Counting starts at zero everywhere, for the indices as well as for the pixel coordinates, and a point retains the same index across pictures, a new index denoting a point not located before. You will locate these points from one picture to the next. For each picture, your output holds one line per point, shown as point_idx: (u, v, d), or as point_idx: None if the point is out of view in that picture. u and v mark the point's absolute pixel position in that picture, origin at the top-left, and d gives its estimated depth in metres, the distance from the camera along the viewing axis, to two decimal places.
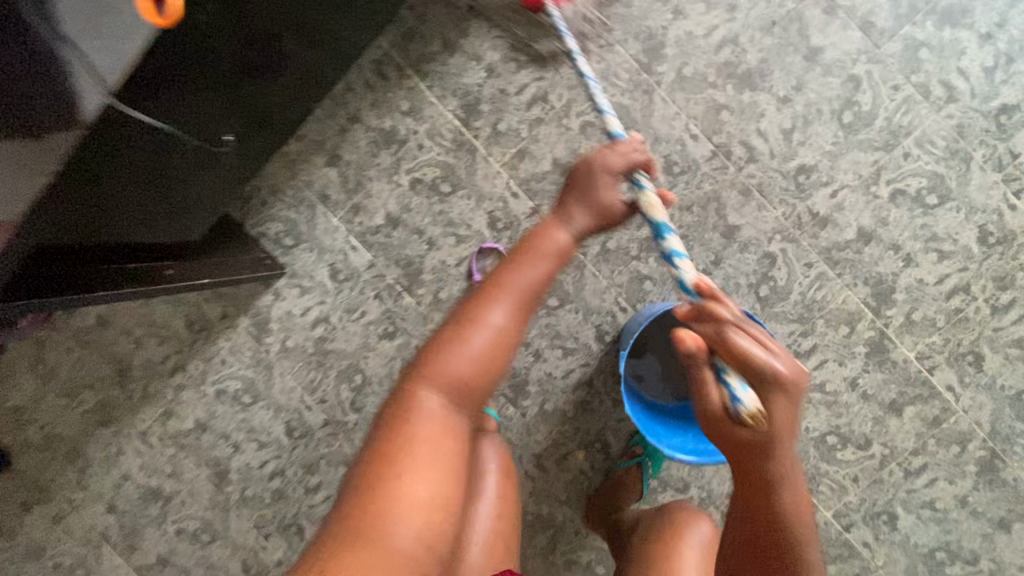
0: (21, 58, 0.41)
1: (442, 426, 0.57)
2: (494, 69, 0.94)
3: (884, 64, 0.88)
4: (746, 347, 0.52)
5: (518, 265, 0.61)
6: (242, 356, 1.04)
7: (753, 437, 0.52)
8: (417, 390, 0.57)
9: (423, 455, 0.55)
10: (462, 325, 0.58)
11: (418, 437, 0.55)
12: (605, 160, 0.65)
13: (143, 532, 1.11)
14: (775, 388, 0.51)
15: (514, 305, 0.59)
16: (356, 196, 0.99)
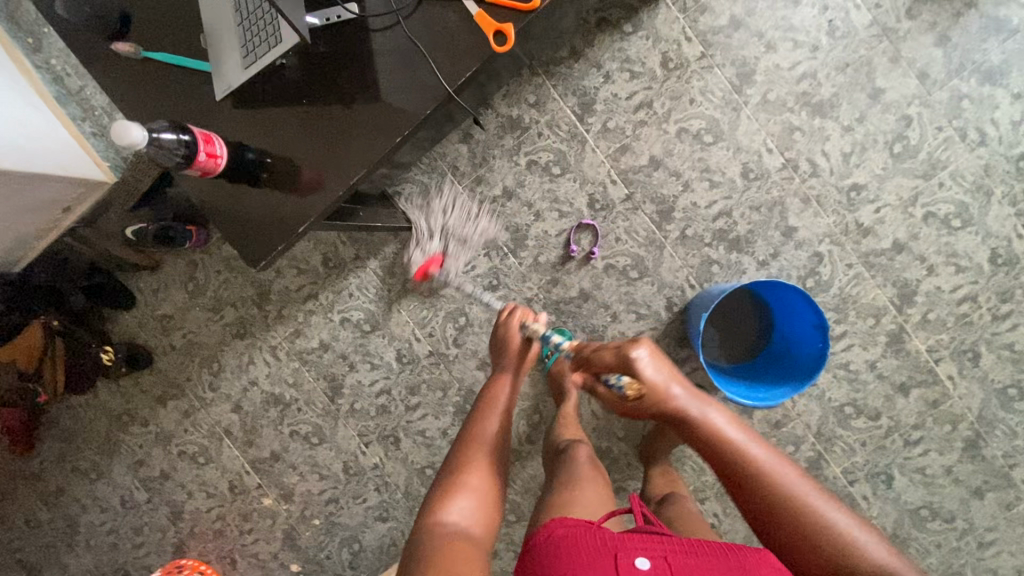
0: (401, 62, 0.69)
1: (462, 536, 0.70)
2: (610, 77, 1.13)
3: (932, 109, 1.07)
4: (612, 354, 0.84)
5: (484, 418, 0.87)
6: (367, 292, 1.25)
7: (661, 398, 0.78)
8: (435, 513, 0.73)
9: (455, 560, 0.66)
10: (460, 477, 0.78)
11: (447, 553, 0.67)
12: (512, 323, 0.99)
13: (261, 430, 1.33)
14: (640, 361, 0.80)
15: (492, 438, 0.84)
16: (480, 169, 1.19)
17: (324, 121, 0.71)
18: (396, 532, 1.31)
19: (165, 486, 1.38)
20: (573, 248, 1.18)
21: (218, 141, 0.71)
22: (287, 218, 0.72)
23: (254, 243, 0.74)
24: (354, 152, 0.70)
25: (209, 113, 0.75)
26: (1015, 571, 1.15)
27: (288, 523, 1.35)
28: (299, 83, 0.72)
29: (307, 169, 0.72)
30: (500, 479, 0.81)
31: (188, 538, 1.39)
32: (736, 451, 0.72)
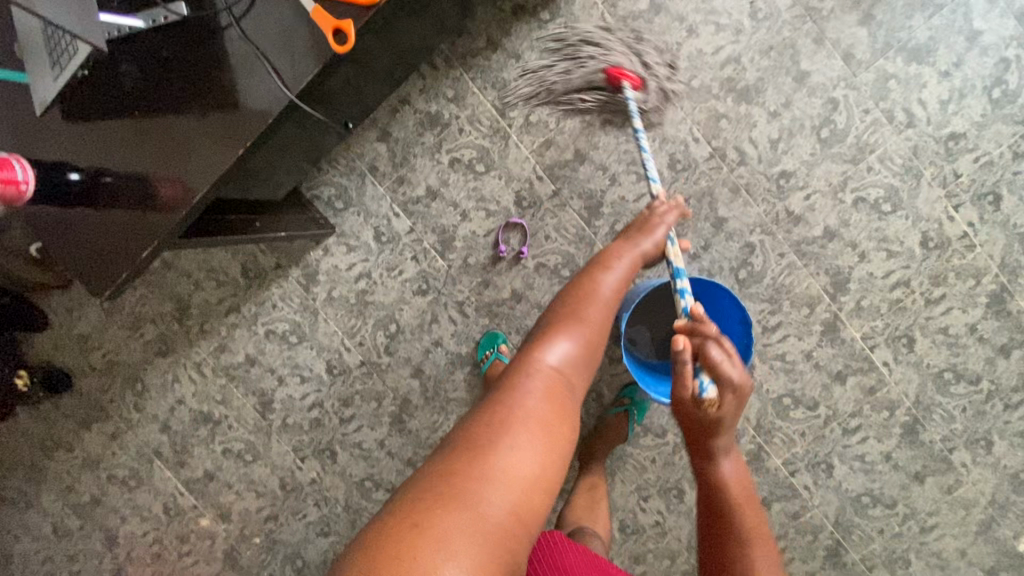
0: (234, 61, 0.64)
1: (551, 385, 0.65)
2: (530, 68, 1.08)
3: (858, 91, 1.04)
4: (726, 362, 0.69)
5: (605, 274, 0.79)
6: (292, 302, 1.19)
7: (709, 423, 0.69)
8: (536, 354, 0.67)
9: (534, 408, 0.62)
10: (567, 325, 0.71)
11: (527, 397, 0.63)
12: (658, 218, 0.87)
13: (192, 449, 1.28)
14: (732, 388, 0.69)
15: (605, 302, 0.75)
16: (402, 169, 1.14)
17: (164, 133, 0.66)
18: (338, 546, 1.27)
19: (98, 511, 1.33)
20: (501, 250, 1.14)
21: (14, 166, 0.65)
22: (132, 241, 0.67)
23: (102, 270, 0.69)
24: (197, 166, 0.65)
25: (41, 129, 0.69)
26: (956, 553, 1.16)
27: (228, 542, 1.30)
28: (133, 92, 0.67)
29: (151, 187, 0.67)
30: (602, 338, 0.73)
31: (126, 563, 1.34)
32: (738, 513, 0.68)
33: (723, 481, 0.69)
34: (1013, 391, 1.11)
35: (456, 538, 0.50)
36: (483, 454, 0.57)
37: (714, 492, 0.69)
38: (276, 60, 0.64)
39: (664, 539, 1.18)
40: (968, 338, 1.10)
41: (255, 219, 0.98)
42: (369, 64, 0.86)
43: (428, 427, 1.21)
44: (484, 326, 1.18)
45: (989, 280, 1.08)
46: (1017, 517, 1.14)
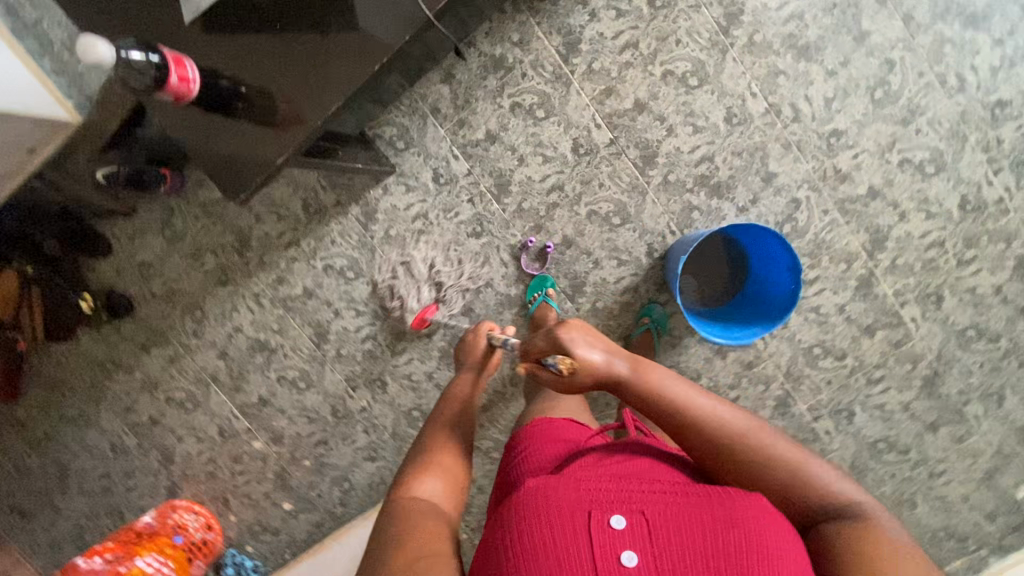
0: None
1: (426, 511, 0.65)
2: (596, 14, 1.10)
3: (915, 53, 1.07)
4: (541, 338, 0.74)
5: (451, 403, 0.83)
6: (349, 239, 1.24)
7: (600, 371, 0.71)
8: (404, 492, 0.68)
9: (421, 537, 0.59)
10: (422, 460, 0.73)
11: (410, 530, 0.60)
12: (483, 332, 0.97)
13: (248, 376, 1.35)
14: (571, 329, 0.72)
15: (461, 429, 0.79)
16: (463, 112, 1.17)
17: (298, 48, 0.71)
18: (384, 471, 1.36)
19: (155, 431, 1.41)
20: (549, 247, 1.21)
21: (189, 65, 0.69)
22: (265, 149, 0.72)
23: (235, 175, 0.74)
24: (332, 81, 0.70)
25: (175, 34, 0.72)
26: (960, 497, 1.26)
27: (279, 464, 1.39)
28: (274, 9, 0.71)
29: (282, 100, 0.72)
30: (466, 461, 0.76)
31: (181, 480, 1.43)
32: (688, 409, 0.66)
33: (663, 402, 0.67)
34: None
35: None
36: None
37: (678, 426, 0.66)
38: None
39: None
40: (992, 299, 1.16)
41: (335, 148, 1.02)
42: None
43: None
44: (534, 269, 1.23)
45: (1019, 244, 1.14)
46: (1018, 466, 1.24)
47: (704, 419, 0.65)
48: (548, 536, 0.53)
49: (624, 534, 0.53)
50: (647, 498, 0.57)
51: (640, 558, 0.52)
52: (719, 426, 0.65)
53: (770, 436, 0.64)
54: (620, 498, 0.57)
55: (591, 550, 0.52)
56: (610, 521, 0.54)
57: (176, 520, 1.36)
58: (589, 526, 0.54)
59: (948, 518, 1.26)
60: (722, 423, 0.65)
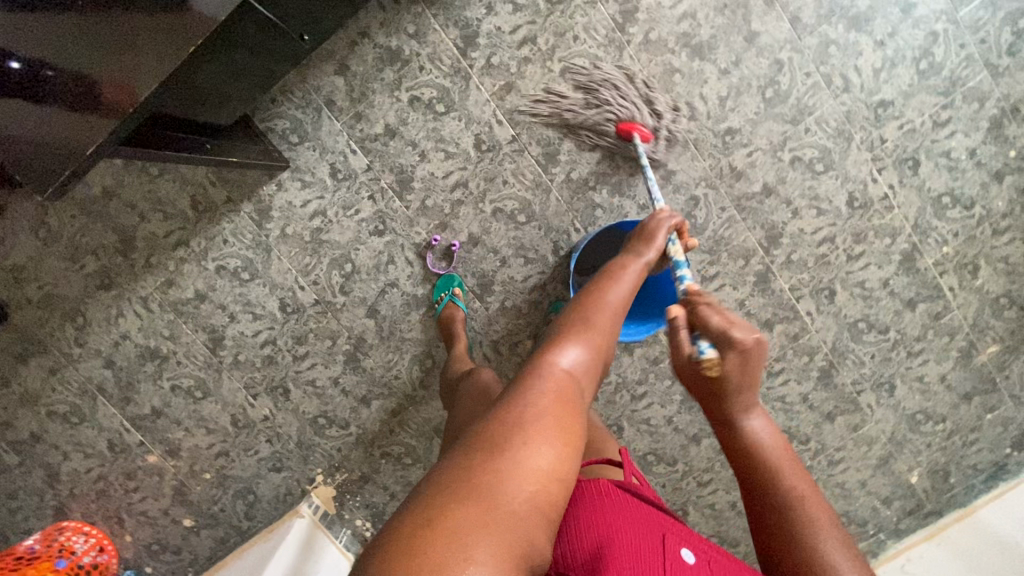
0: None
1: (568, 385, 0.57)
2: (493, 8, 1.08)
3: (802, 54, 1.10)
4: (717, 320, 0.70)
5: (613, 284, 0.74)
6: (243, 238, 1.18)
7: (718, 385, 0.67)
8: (552, 354, 0.60)
9: (549, 413, 0.53)
10: (580, 330, 0.64)
11: (542, 400, 0.54)
12: (661, 221, 0.89)
13: (139, 385, 1.26)
14: (733, 347, 0.67)
15: (611, 305, 0.70)
16: (359, 105, 1.12)
17: None
18: (291, 481, 1.30)
19: (37, 448, 1.29)
20: (454, 245, 1.18)
21: None
22: (71, 138, 0.66)
23: (39, 164, 0.67)
24: (145, 65, 0.65)
25: None
26: (857, 483, 1.30)
27: (178, 478, 1.31)
28: None
29: (105, 87, 0.65)
30: (613, 347, 0.66)
31: (69, 500, 1.32)
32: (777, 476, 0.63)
33: (752, 446, 0.66)
34: (915, 340, 1.24)
35: (469, 546, 0.40)
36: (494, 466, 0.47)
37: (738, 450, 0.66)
38: None
39: None
40: (881, 291, 1.21)
41: (205, 140, 0.96)
42: None
43: (383, 365, 1.25)
44: (440, 268, 1.20)
45: (903, 239, 1.19)
46: (910, 452, 1.30)
47: (788, 494, 0.61)
48: (631, 544, 0.56)
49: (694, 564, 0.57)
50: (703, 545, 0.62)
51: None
52: (802, 512, 0.60)
53: (835, 542, 0.58)
54: (685, 536, 0.61)
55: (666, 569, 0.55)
56: (681, 551, 0.58)
57: (63, 541, 1.24)
58: (664, 548, 0.57)
59: (848, 504, 1.32)
60: (800, 502, 0.61)
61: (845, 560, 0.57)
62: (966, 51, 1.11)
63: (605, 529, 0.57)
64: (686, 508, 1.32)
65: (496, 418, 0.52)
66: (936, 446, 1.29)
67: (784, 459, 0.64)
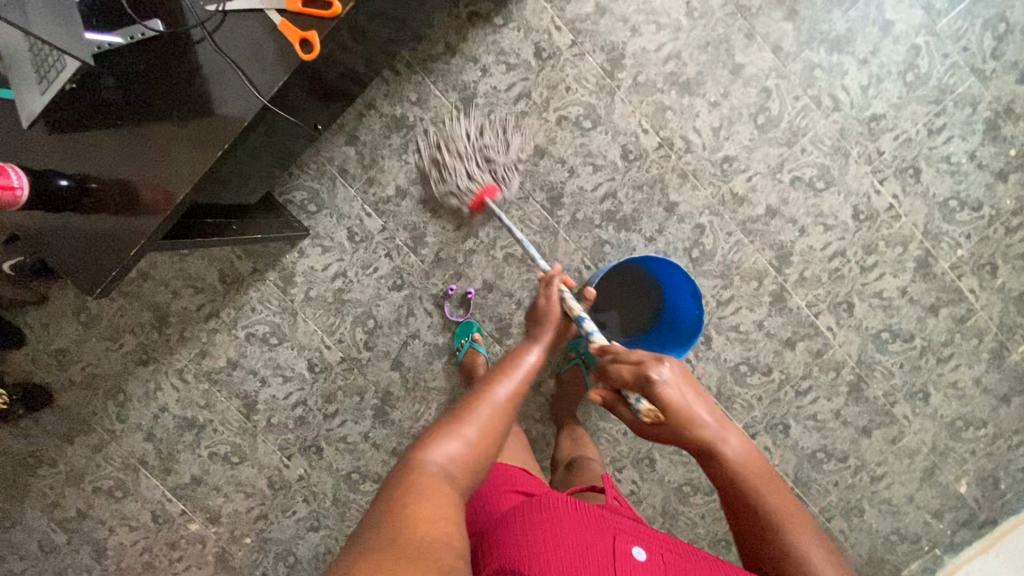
0: (212, 67, 0.70)
1: (441, 485, 0.57)
2: (488, 70, 1.15)
3: (789, 80, 1.14)
4: (633, 370, 0.75)
5: (502, 376, 0.71)
6: (270, 305, 1.24)
7: (684, 432, 0.72)
8: (427, 450, 0.60)
9: (420, 524, 0.52)
10: (458, 422, 0.63)
11: (414, 508, 0.53)
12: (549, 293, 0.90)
13: (179, 456, 1.30)
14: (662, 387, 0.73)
15: (500, 399, 0.67)
16: (371, 171, 1.19)
17: (145, 141, 0.71)
18: (329, 540, 1.31)
19: (85, 524, 1.33)
20: (471, 293, 1.22)
21: (9, 172, 0.67)
22: (119, 241, 0.71)
23: (90, 269, 0.72)
24: (179, 168, 0.70)
25: (20, 144, 0.71)
26: (904, 498, 1.26)
27: (219, 545, 1.33)
28: (116, 110, 0.71)
29: (146, 189, 0.71)
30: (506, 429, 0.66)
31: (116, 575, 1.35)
32: (756, 490, 0.68)
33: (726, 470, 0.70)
34: (943, 346, 1.22)
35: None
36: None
37: (721, 476, 0.70)
38: (248, 69, 0.70)
39: (639, 506, 1.27)
40: (900, 300, 1.21)
41: (232, 223, 1.03)
42: (336, 65, 0.90)
43: (410, 417, 1.27)
44: (458, 316, 1.24)
45: (915, 246, 1.19)
46: (956, 461, 1.25)
47: (765, 503, 0.67)
48: (579, 545, 0.62)
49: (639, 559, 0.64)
50: (653, 539, 0.68)
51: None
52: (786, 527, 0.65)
53: (812, 540, 0.65)
54: (638, 536, 0.68)
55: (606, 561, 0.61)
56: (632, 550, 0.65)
57: None
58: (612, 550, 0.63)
59: (898, 521, 1.26)
60: (778, 513, 0.66)
61: (812, 540, 0.64)
62: (950, 60, 1.14)
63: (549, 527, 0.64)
64: (729, 538, 1.28)
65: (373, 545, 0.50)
66: (981, 452, 1.25)
67: (755, 470, 0.70)
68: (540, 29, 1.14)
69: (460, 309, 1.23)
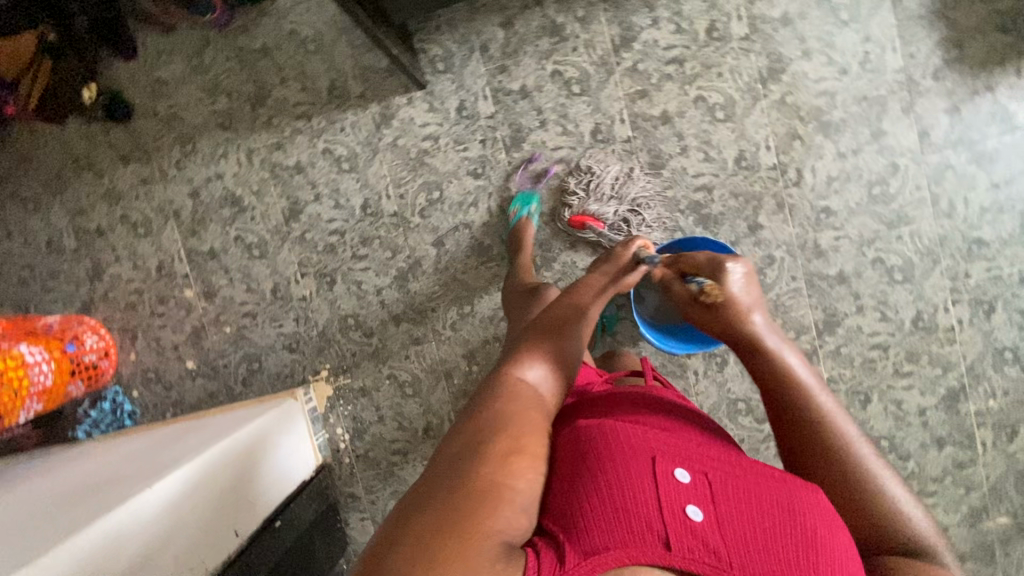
0: None
1: (531, 399, 0.61)
2: (658, 22, 1.17)
3: (919, 167, 1.15)
4: (704, 259, 0.78)
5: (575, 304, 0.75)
6: (358, 133, 1.27)
7: (731, 320, 0.71)
8: (515, 369, 0.64)
9: (516, 427, 0.56)
10: (541, 346, 0.68)
11: (508, 414, 0.57)
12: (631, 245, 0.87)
13: (209, 224, 1.34)
14: (725, 270, 0.74)
15: (580, 329, 0.72)
16: (508, 59, 1.21)
17: None
18: (298, 365, 1.35)
19: (96, 242, 1.38)
20: (551, 172, 1.22)
21: None
22: None
23: None
24: None
25: None
26: None
27: (201, 320, 1.37)
28: None
29: None
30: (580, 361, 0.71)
31: (99, 300, 1.40)
32: (804, 390, 0.64)
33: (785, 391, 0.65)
34: (931, 480, 1.21)
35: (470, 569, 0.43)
36: (475, 485, 0.50)
37: (762, 371, 0.67)
38: None
39: None
40: (914, 418, 1.20)
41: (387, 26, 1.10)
42: None
43: (425, 295, 1.30)
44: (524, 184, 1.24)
45: (953, 376, 1.19)
46: None
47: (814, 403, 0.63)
48: (619, 478, 0.51)
49: (688, 488, 0.52)
50: (707, 459, 0.56)
51: (705, 515, 0.51)
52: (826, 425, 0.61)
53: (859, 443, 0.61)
54: (681, 453, 0.56)
55: (649, 497, 0.50)
56: (673, 471, 0.53)
57: (75, 333, 1.30)
58: (653, 475, 0.52)
59: None
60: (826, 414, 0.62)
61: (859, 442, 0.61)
62: None
63: (581, 464, 0.53)
64: None
65: (460, 441, 0.54)
66: None
67: (805, 371, 0.65)
68: (723, 10, 1.16)
69: (533, 182, 1.23)
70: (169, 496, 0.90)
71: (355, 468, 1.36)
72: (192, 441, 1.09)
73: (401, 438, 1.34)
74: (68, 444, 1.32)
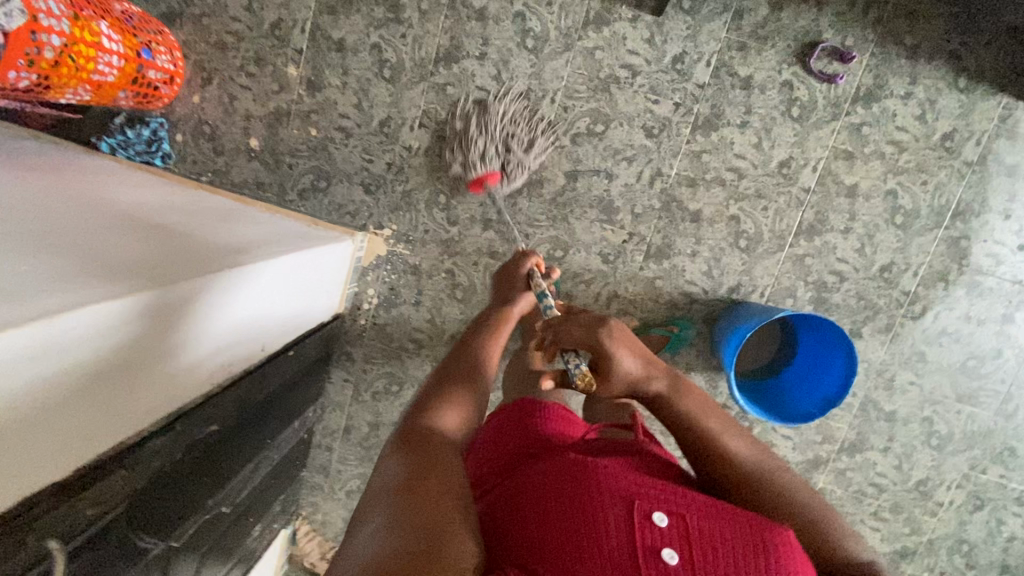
0: None
1: (438, 435, 0.61)
2: (909, 99, 1.09)
3: (1016, 365, 1.18)
4: (580, 332, 0.74)
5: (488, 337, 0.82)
6: (562, 18, 1.12)
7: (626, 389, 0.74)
8: (422, 413, 0.64)
9: (430, 465, 0.56)
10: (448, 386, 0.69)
11: (420, 456, 0.57)
12: (513, 266, 0.99)
13: (352, 13, 1.15)
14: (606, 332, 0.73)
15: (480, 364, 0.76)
16: (752, 42, 1.09)
17: None
18: (363, 209, 1.23)
19: None
20: (838, 79, 1.08)
21: None
22: None
23: None
24: None
25: None
26: None
27: (288, 106, 1.21)
28: None
29: None
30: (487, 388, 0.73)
31: (188, 19, 1.19)
32: (722, 443, 0.67)
33: (653, 395, 0.73)
34: None
35: None
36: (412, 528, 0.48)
37: (676, 427, 0.71)
38: None
39: None
40: None
41: None
42: None
43: (528, 216, 1.21)
44: (823, 59, 1.08)
45: (914, 540, 1.28)
46: None
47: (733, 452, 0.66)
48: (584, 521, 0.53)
49: (664, 533, 0.53)
50: (687, 497, 0.57)
51: (682, 558, 0.51)
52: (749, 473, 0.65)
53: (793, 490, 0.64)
54: (661, 493, 0.56)
55: (626, 551, 0.51)
56: (651, 515, 0.54)
57: (152, 39, 1.10)
58: (628, 519, 0.53)
59: None
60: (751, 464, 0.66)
61: (785, 479, 0.64)
62: None
63: (540, 508, 0.55)
64: None
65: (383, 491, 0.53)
66: None
67: (715, 417, 0.69)
68: (970, 127, 1.09)
69: (823, 71, 1.08)
70: (224, 290, 0.75)
71: (365, 333, 1.30)
72: (228, 241, 0.87)
73: (424, 330, 1.29)
74: (81, 149, 1.14)
